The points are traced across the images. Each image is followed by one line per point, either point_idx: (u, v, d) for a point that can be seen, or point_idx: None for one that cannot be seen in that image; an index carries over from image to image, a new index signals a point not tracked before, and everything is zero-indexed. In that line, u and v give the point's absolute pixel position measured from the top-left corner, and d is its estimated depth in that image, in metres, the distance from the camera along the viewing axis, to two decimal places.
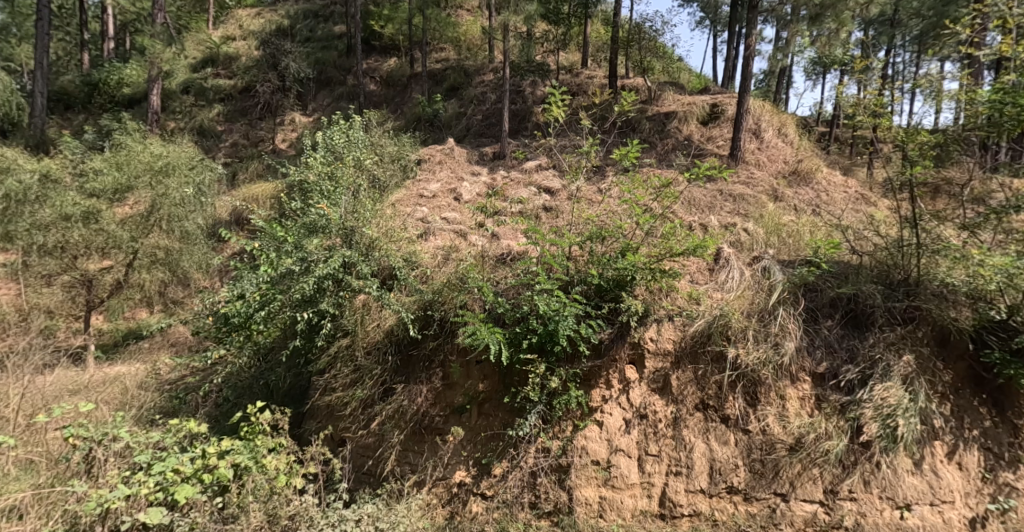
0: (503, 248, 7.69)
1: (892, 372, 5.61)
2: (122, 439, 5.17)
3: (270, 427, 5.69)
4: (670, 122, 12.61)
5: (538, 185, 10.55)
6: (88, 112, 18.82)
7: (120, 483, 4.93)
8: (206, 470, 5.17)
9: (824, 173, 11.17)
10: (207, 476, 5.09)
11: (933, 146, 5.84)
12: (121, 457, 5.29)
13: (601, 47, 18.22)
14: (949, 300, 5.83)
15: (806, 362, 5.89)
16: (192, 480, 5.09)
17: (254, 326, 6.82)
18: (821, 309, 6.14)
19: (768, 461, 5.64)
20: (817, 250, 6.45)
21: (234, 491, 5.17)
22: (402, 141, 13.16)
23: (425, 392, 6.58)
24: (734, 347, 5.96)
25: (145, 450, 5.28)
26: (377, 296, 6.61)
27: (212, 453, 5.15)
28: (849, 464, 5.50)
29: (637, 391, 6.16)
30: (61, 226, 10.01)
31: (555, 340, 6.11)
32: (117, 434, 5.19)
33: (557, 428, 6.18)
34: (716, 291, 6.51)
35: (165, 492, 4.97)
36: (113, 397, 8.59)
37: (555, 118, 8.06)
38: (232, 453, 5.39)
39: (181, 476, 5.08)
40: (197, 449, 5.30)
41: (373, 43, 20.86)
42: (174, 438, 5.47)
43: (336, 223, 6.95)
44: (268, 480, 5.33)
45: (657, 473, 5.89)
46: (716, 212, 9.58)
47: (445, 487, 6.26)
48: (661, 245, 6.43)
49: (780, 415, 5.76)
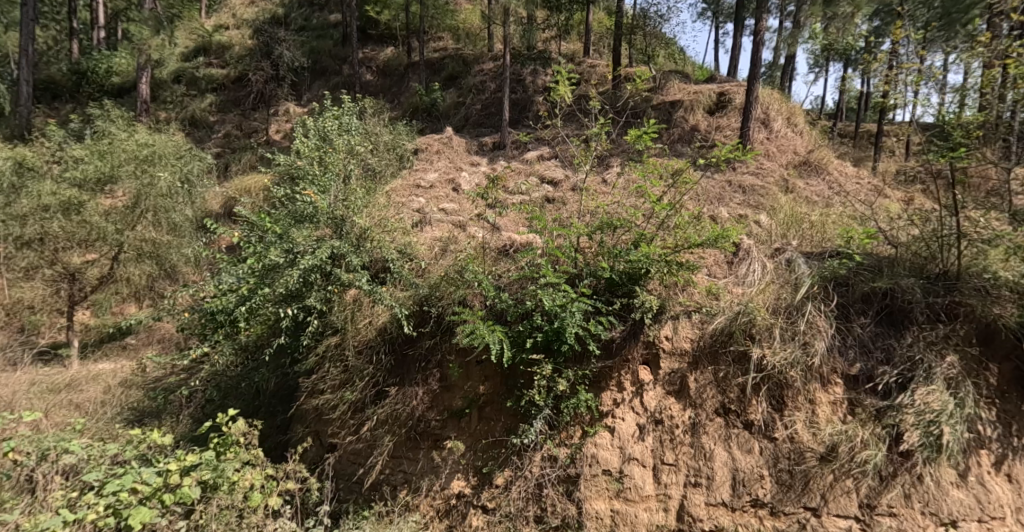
0: (504, 240, 7.17)
1: (935, 375, 5.10)
2: (72, 453, 4.75)
3: (244, 438, 5.10)
4: (676, 110, 12.08)
5: (540, 176, 10.03)
6: (76, 100, 18.23)
7: (65, 507, 4.38)
8: (165, 491, 4.54)
9: (837, 163, 10.63)
10: (169, 496, 4.48)
11: (978, 125, 5.20)
12: (72, 474, 4.80)
13: (603, 35, 17.64)
14: (992, 295, 5.31)
15: (838, 364, 5.39)
16: (150, 502, 4.47)
17: (236, 323, 6.33)
18: (853, 304, 5.63)
19: (797, 472, 5.14)
20: (848, 240, 5.94)
21: (198, 513, 4.61)
22: (398, 129, 12.59)
23: (421, 394, 6.09)
24: (758, 347, 5.45)
25: (98, 467, 4.73)
26: (369, 290, 6.11)
27: (173, 470, 4.51)
28: (887, 476, 5.00)
29: (651, 394, 5.67)
30: (39, 217, 9.40)
31: (562, 339, 5.61)
32: (66, 447, 4.75)
33: (564, 434, 5.68)
34: (735, 286, 6.04)
35: (118, 516, 4.34)
36: (89, 401, 8.22)
37: (561, 99, 7.47)
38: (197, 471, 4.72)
39: (139, 496, 4.50)
40: (162, 462, 4.71)
41: (369, 32, 20.27)
42: (133, 451, 4.93)
43: (324, 211, 6.46)
44: (237, 503, 4.81)
45: (674, 484, 5.39)
46: (726, 203, 9.09)
47: (443, 499, 5.78)
48: (676, 235, 5.96)
49: (809, 422, 5.25)
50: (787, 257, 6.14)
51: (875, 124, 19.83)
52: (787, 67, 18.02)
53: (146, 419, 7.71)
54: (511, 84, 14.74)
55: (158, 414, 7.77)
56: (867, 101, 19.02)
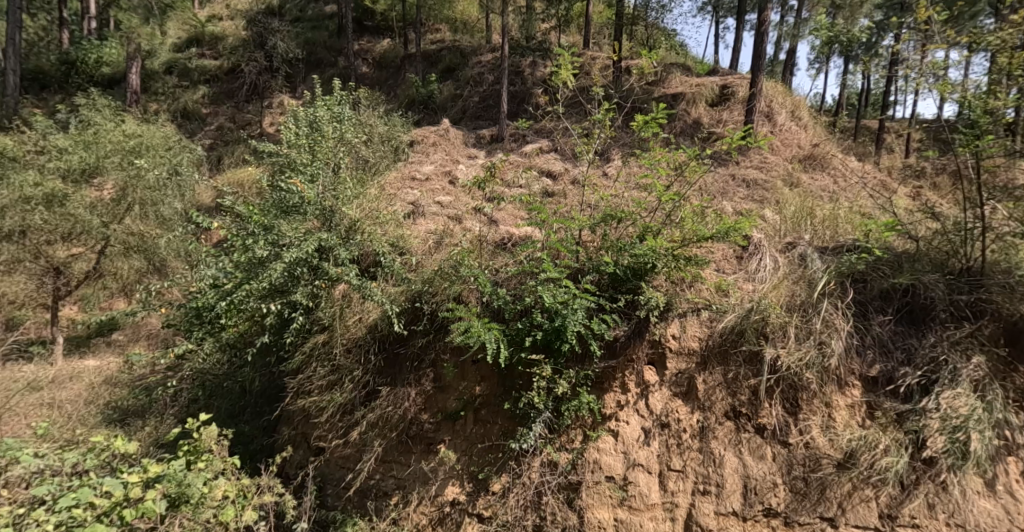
0: (502, 234, 6.85)
1: (961, 376, 4.77)
2: (22, 464, 4.28)
3: (216, 447, 4.71)
4: (679, 103, 11.73)
5: (539, 169, 9.69)
6: (66, 91, 17.73)
7: (9, 526, 3.90)
8: (125, 505, 4.10)
9: (843, 157, 10.28)
10: (129, 512, 4.03)
11: (1009, 109, 4.83)
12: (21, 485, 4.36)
13: (604, 26, 17.22)
14: (1019, 293, 4.98)
15: (856, 365, 5.08)
16: (109, 518, 4.04)
17: (219, 320, 6.01)
18: (871, 301, 5.30)
19: (812, 480, 4.83)
20: (866, 233, 5.62)
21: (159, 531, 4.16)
22: (393, 121, 12.23)
23: (413, 396, 5.79)
24: (771, 347, 5.14)
25: (49, 480, 4.28)
26: (358, 285, 5.78)
27: (136, 481, 4.10)
28: (910, 485, 4.68)
29: (657, 396, 5.36)
30: (20, 209, 8.95)
31: (562, 338, 5.28)
32: (15, 456, 4.30)
33: (565, 438, 5.38)
34: (746, 282, 5.73)
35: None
36: (68, 402, 8.02)
37: (562, 86, 7.11)
38: (164, 481, 4.31)
39: (95, 512, 4.06)
40: (123, 473, 4.29)
41: (365, 23, 19.82)
42: (94, 459, 4.49)
43: (311, 202, 6.10)
44: (207, 519, 4.40)
45: (681, 492, 5.08)
46: (728, 198, 8.79)
47: (437, 506, 5.47)
48: (685, 229, 5.61)
49: (826, 426, 4.94)
50: (800, 252, 5.82)
51: (874, 121, 19.58)
52: (787, 62, 17.72)
53: (130, 419, 7.45)
54: (510, 76, 14.37)
55: (142, 413, 7.49)
56: (867, 98, 18.75)
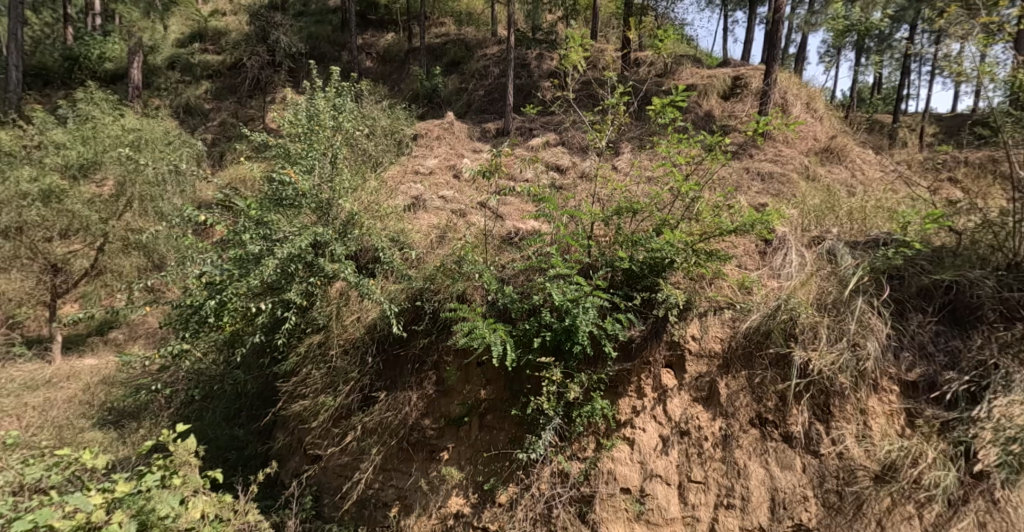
0: (508, 229, 6.49)
1: (1015, 383, 4.35)
2: None
3: (194, 460, 4.39)
4: (690, 95, 11.30)
5: (546, 162, 9.29)
6: (68, 87, 17.45)
7: None
8: (88, 528, 3.77)
9: (860, 150, 9.79)
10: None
11: None
12: None
13: (613, 18, 16.74)
14: None
15: (893, 368, 4.69)
16: None
17: (209, 319, 5.68)
18: (909, 300, 4.90)
19: (846, 494, 4.45)
20: (904, 225, 5.19)
21: None
22: (396, 114, 11.87)
23: (415, 400, 5.46)
24: (801, 349, 4.77)
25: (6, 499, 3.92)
26: (356, 283, 5.41)
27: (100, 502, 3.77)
28: (958, 501, 4.27)
29: (676, 401, 4.98)
30: (16, 205, 8.64)
31: (573, 339, 4.90)
32: None
33: (577, 446, 5.01)
34: (770, 278, 5.35)
35: None
36: (62, 402, 7.76)
37: (573, 72, 6.69)
38: (122, 507, 3.97)
39: None
40: (88, 492, 3.95)
41: (369, 17, 19.43)
42: (61, 475, 4.13)
43: (306, 194, 5.74)
44: None
45: (703, 505, 4.71)
46: (743, 192, 8.34)
47: (439, 519, 5.13)
48: (706, 221, 5.21)
49: (861, 435, 4.56)
50: (828, 246, 5.42)
51: (888, 115, 19.06)
52: (799, 55, 17.22)
53: (125, 420, 7.14)
54: (516, 69, 13.96)
55: (137, 415, 7.20)
56: (880, 91, 18.25)
